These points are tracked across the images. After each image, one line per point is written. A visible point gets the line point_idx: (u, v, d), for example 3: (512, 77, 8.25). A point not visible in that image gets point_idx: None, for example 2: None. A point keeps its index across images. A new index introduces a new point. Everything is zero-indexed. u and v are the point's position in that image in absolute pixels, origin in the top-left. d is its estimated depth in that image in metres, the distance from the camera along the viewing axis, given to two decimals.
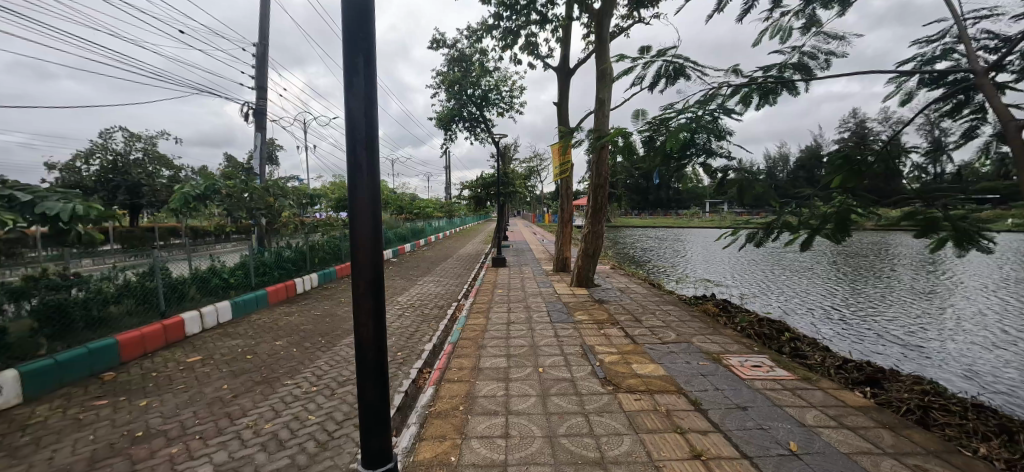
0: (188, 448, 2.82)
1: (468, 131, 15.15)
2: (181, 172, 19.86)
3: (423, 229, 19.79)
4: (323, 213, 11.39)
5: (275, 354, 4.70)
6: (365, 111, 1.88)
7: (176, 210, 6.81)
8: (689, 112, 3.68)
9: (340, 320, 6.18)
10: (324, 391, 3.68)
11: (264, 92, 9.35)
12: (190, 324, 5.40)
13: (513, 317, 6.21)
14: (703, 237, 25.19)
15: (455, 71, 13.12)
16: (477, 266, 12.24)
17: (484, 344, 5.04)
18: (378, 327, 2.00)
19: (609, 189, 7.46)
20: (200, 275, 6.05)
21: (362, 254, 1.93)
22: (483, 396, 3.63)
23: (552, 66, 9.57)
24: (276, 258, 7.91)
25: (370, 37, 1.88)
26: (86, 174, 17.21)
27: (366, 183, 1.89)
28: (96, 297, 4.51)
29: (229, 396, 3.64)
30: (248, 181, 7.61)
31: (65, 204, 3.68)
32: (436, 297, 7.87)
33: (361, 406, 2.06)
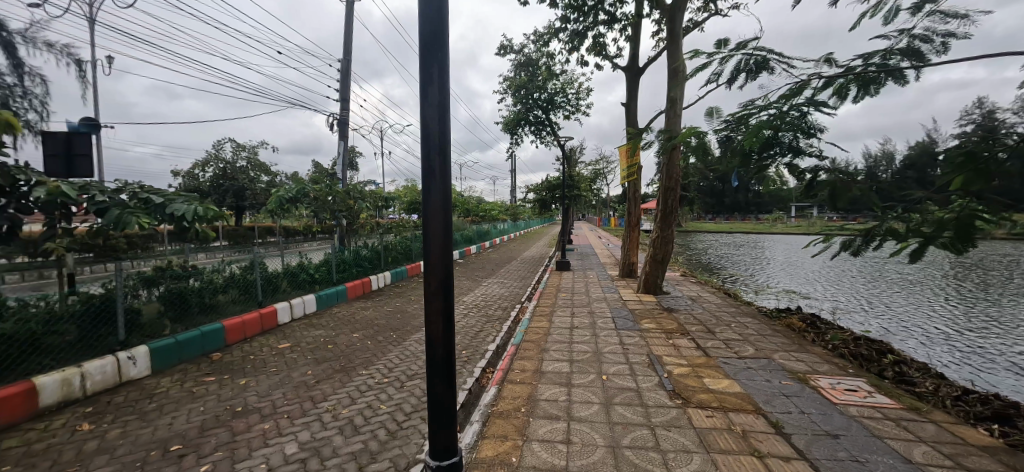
0: (278, 425, 3.11)
1: (534, 134, 15.26)
2: (276, 177, 22.10)
3: (489, 231, 20.23)
4: (397, 215, 12.06)
5: (351, 346, 5.05)
6: (439, 118, 1.96)
7: (272, 211, 7.60)
8: (772, 108, 3.42)
9: (410, 316, 6.50)
10: (394, 383, 3.88)
11: (347, 102, 10.13)
12: (281, 314, 5.97)
13: (577, 321, 6.13)
14: (787, 244, 23.17)
15: (522, 76, 13.30)
16: (541, 269, 12.27)
17: (546, 347, 5.04)
18: (448, 325, 2.07)
19: (681, 192, 7.11)
20: (290, 270, 6.68)
21: (434, 254, 2.01)
22: (545, 399, 3.62)
23: (620, 66, 9.36)
24: (355, 257, 8.52)
25: (444, 47, 1.96)
26: (202, 179, 19.72)
27: (440, 188, 1.97)
28: (208, 286, 5.15)
29: (312, 381, 3.97)
30: (332, 184, 8.28)
31: (190, 206, 4.29)
32: (500, 299, 8.01)
33: (431, 400, 2.15)
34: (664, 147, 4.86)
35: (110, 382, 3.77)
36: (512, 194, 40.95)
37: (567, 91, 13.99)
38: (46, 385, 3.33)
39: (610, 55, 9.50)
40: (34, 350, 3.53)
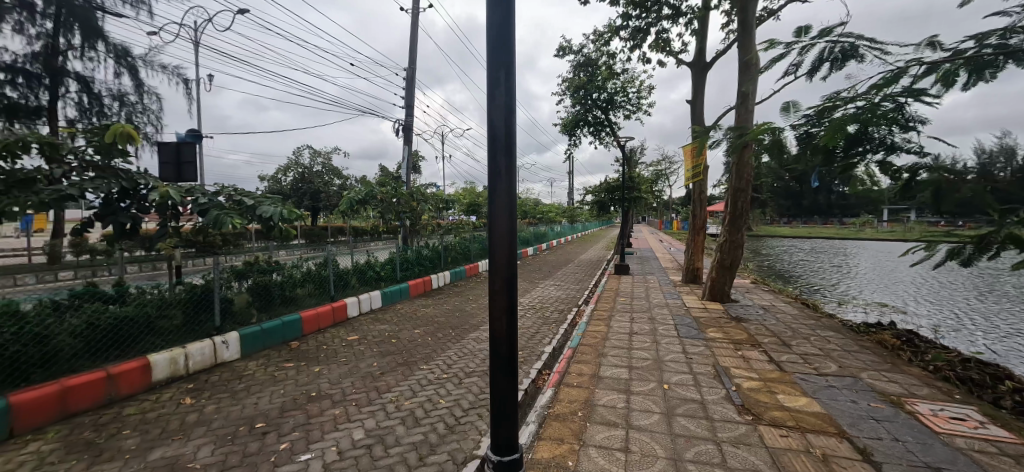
0: (347, 411, 3.31)
1: (593, 136, 15.04)
2: (348, 181, 23.61)
3: (546, 234, 20.20)
4: (457, 216, 12.41)
5: (413, 341, 5.26)
6: (505, 120, 1.99)
7: (344, 212, 8.13)
8: (859, 100, 3.12)
9: (468, 315, 6.64)
10: (453, 379, 3.99)
11: (412, 108, 10.59)
12: (350, 308, 6.35)
13: (637, 327, 5.94)
14: (877, 252, 20.91)
15: (581, 76, 13.16)
16: (599, 272, 12.04)
17: (604, 352, 4.93)
18: (511, 323, 2.10)
19: (752, 193, 6.66)
20: (359, 268, 7.11)
21: (499, 253, 2.04)
22: (603, 405, 3.55)
23: (685, 62, 8.97)
24: (417, 256, 8.87)
25: (511, 49, 1.99)
26: (284, 183, 21.53)
27: (506, 187, 2.01)
28: (289, 280, 5.61)
29: (377, 372, 4.19)
30: (397, 187, 8.69)
31: (276, 208, 4.72)
32: (557, 301, 7.97)
33: (493, 396, 2.18)
34: (735, 146, 4.58)
35: (207, 362, 4.21)
36: (570, 196, 40.60)
37: (627, 90, 13.64)
38: (157, 362, 3.78)
39: (674, 51, 9.13)
40: (149, 331, 4.03)
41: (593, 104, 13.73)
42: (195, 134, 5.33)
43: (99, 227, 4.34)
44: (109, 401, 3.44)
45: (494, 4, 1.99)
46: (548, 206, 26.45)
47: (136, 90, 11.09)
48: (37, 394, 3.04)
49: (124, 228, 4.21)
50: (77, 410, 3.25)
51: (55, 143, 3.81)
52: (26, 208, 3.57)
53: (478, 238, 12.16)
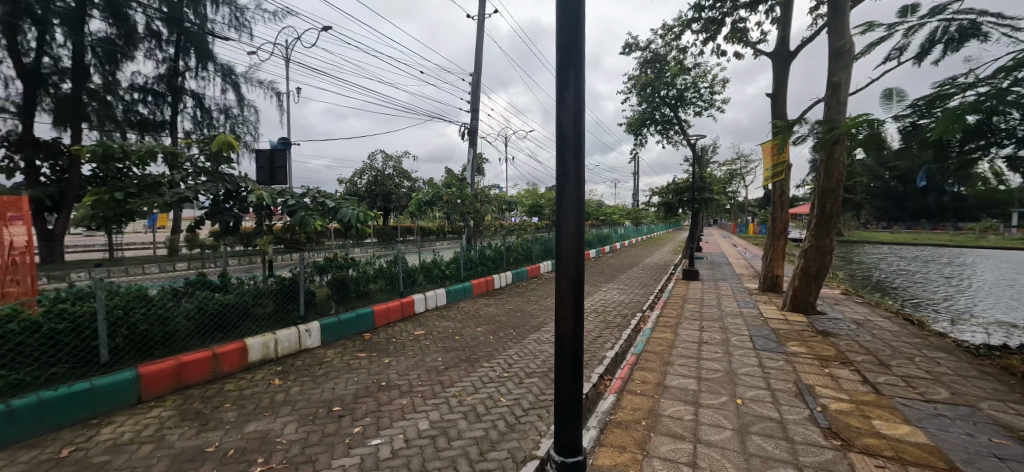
0: (413, 402, 3.46)
1: (660, 135, 14.47)
2: (416, 183, 24.75)
3: (609, 236, 19.77)
4: (519, 217, 12.52)
5: (476, 339, 5.38)
6: (574, 120, 1.98)
7: (412, 213, 8.52)
8: (982, 87, 2.74)
9: (529, 316, 6.67)
10: (513, 379, 4.02)
11: (477, 112, 10.86)
12: (417, 304, 6.64)
13: (707, 336, 5.62)
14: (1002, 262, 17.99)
15: (648, 74, 12.73)
16: (665, 277, 11.54)
17: (671, 360, 4.71)
18: (577, 324, 2.08)
19: (844, 194, 6.03)
20: (426, 266, 7.42)
21: (566, 254, 2.03)
22: (668, 416, 3.39)
23: (764, 53, 8.35)
24: (480, 256, 9.08)
25: (580, 50, 1.98)
26: (359, 186, 23.04)
27: (574, 188, 1.99)
28: (363, 276, 5.99)
29: (441, 367, 4.33)
30: (462, 188, 8.95)
31: (355, 212, 5.07)
32: (620, 305, 7.76)
33: (559, 397, 2.17)
34: (824, 143, 4.18)
35: (293, 348, 4.62)
36: (634, 197, 39.36)
37: (699, 86, 12.97)
38: (252, 345, 4.21)
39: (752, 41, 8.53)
40: (246, 317, 4.50)
41: (661, 102, 13.22)
42: (285, 143, 5.89)
43: (207, 224, 4.92)
44: (213, 377, 3.88)
45: (563, 5, 1.99)
46: (612, 207, 25.83)
47: (239, 104, 12.51)
48: (158, 367, 3.51)
49: (227, 226, 4.75)
50: (189, 383, 3.71)
51: (175, 152, 4.40)
52: (154, 207, 4.15)
53: (540, 240, 12.17)
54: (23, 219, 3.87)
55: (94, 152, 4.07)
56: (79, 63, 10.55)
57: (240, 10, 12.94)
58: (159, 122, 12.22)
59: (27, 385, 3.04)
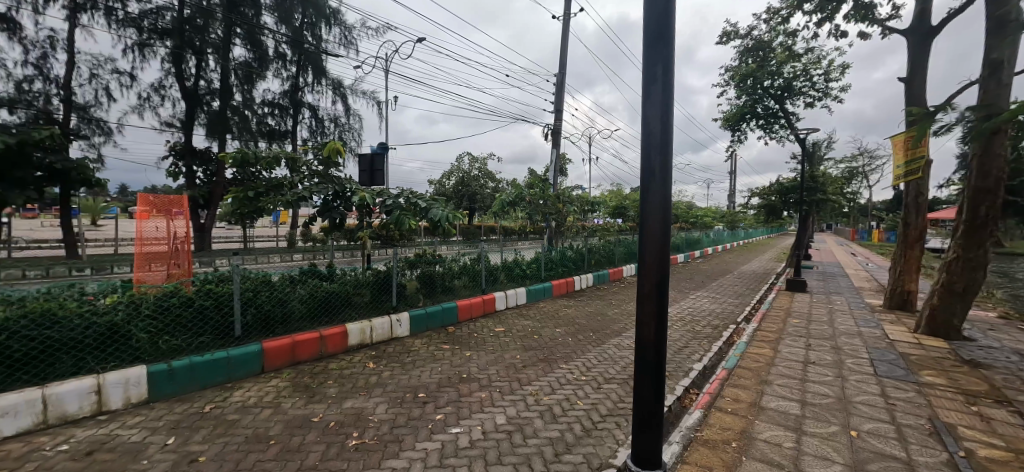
0: (491, 397, 3.57)
1: (762, 130, 13.23)
2: (500, 184, 25.44)
3: (699, 240, 18.53)
4: (602, 219, 12.25)
5: (554, 340, 5.38)
6: (661, 118, 1.90)
7: (496, 212, 8.78)
8: None
9: (610, 320, 6.50)
10: (591, 383, 3.96)
11: (561, 112, 10.84)
12: (499, 301, 6.83)
13: (814, 356, 5.02)
14: None
15: (749, 64, 11.70)
16: (765, 287, 10.52)
17: (769, 379, 4.29)
18: (660, 330, 2.00)
19: (1005, 197, 5.02)
20: (508, 264, 7.60)
21: (649, 256, 1.96)
22: (764, 440, 3.09)
23: (897, 31, 7.21)
24: (561, 257, 9.06)
25: (670, 42, 1.90)
26: (448, 186, 24.26)
27: (660, 188, 1.92)
28: (448, 272, 6.32)
29: (520, 364, 4.42)
30: (545, 189, 9.00)
31: (444, 213, 5.37)
32: (710, 315, 7.24)
33: (640, 405, 2.10)
34: (978, 134, 3.50)
35: (386, 335, 5.02)
36: (730, 198, 36.40)
37: (810, 74, 11.62)
38: (352, 330, 4.66)
39: (880, 18, 7.43)
40: (347, 304, 5.00)
41: (764, 94, 12.07)
42: (384, 148, 6.42)
43: (319, 221, 5.54)
44: (320, 355, 4.37)
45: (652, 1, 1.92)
46: (704, 209, 24.15)
47: (346, 113, 13.92)
48: (279, 344, 4.04)
49: (335, 222, 5.31)
50: (301, 360, 4.22)
51: (295, 157, 5.02)
52: (278, 205, 4.78)
53: (623, 242, 11.80)
54: (183, 214, 4.74)
55: (234, 157, 4.80)
56: (225, 83, 12.56)
57: (348, 29, 14.39)
58: (283, 131, 14.07)
59: (183, 349, 3.69)
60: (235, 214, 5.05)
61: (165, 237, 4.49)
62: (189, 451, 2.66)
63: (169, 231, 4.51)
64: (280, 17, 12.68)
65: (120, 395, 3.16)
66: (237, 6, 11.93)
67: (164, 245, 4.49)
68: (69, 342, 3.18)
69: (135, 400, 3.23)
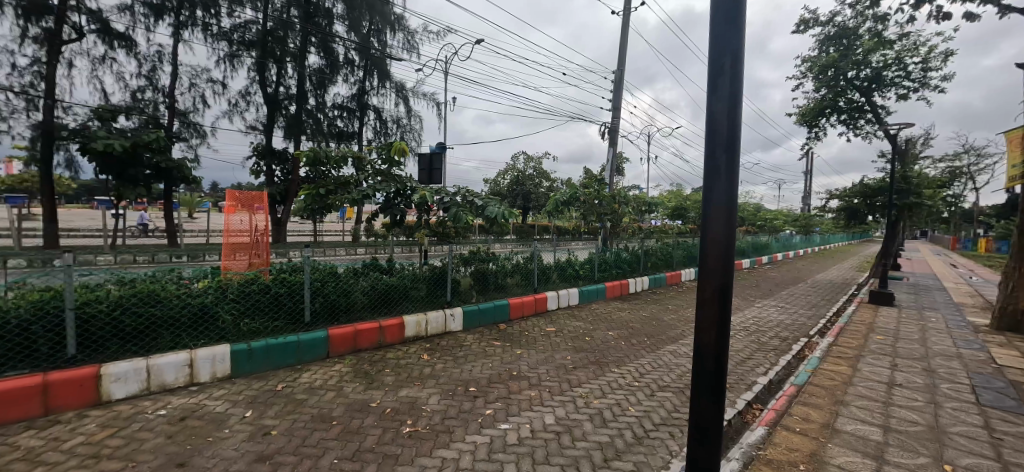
0: (541, 396, 3.58)
1: (844, 125, 12.11)
2: (555, 183, 25.34)
3: (768, 245, 17.31)
4: (660, 220, 11.82)
5: (606, 343, 5.27)
6: (729, 114, 1.79)
7: (550, 211, 8.75)
8: None
9: (666, 326, 6.26)
10: (644, 389, 3.85)
11: (619, 110, 10.58)
12: (550, 301, 6.81)
13: (900, 377, 4.52)
14: None
15: (831, 53, 10.76)
16: (844, 299, 9.61)
17: (845, 399, 3.93)
18: (722, 337, 1.90)
19: None
20: (561, 264, 7.56)
21: (711, 260, 1.87)
22: (838, 466, 2.84)
23: (1016, 9, 6.30)
24: (615, 258, 8.86)
25: (740, 32, 1.79)
26: (503, 185, 24.54)
27: (726, 187, 1.80)
28: (501, 270, 6.41)
29: (571, 365, 4.39)
30: (600, 189, 8.83)
31: (500, 210, 5.45)
32: (778, 326, 6.75)
33: (696, 417, 2.01)
34: None
35: (440, 329, 5.19)
36: (804, 200, 33.66)
37: (904, 61, 10.46)
38: (409, 322, 4.87)
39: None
40: (405, 297, 5.22)
41: (848, 85, 11.03)
42: (442, 147, 6.64)
43: (381, 217, 5.82)
44: (379, 344, 4.61)
45: None
46: (774, 211, 22.54)
47: (408, 115, 14.55)
48: (343, 331, 4.31)
49: (396, 218, 5.54)
50: (362, 347, 4.48)
51: (361, 156, 5.33)
52: (345, 202, 5.09)
53: (682, 245, 11.30)
54: (263, 209, 5.19)
55: (308, 156, 5.17)
56: (301, 89, 13.58)
57: (411, 34, 14.96)
58: (351, 133, 14.83)
59: (260, 332, 4.04)
60: (306, 210, 5.43)
61: (248, 229, 4.95)
62: (263, 424, 2.91)
63: (251, 224, 4.96)
64: (350, 25, 13.55)
65: (208, 370, 3.53)
66: (313, 17, 13.11)
67: (247, 237, 4.95)
68: (168, 319, 3.59)
69: (220, 374, 3.59)
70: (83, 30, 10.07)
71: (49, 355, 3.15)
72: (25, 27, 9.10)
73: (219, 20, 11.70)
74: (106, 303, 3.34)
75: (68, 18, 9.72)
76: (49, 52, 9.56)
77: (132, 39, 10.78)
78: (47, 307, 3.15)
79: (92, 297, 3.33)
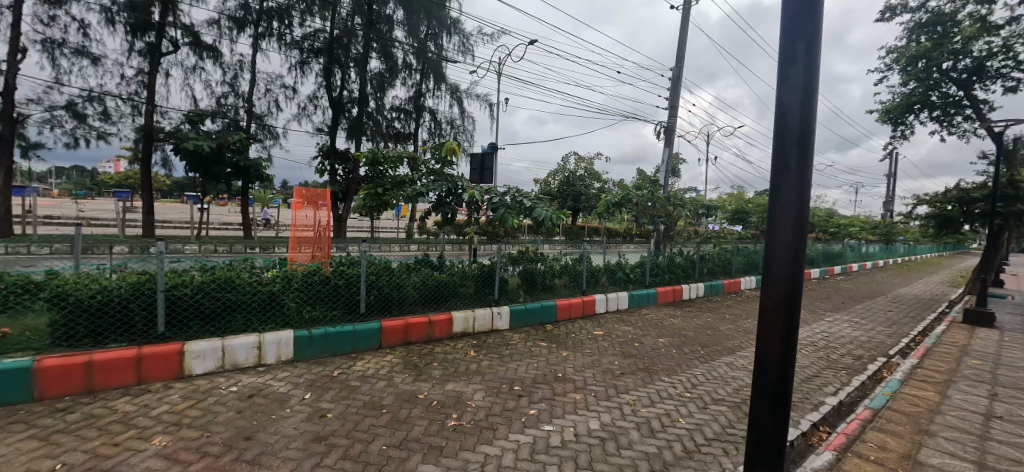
0: (586, 400, 3.52)
1: (937, 122, 10.89)
2: (606, 184, 24.85)
3: (841, 253, 15.89)
4: (719, 224, 11.23)
5: (656, 350, 5.09)
6: (801, 105, 1.66)
7: (601, 213, 8.59)
8: None
9: (722, 336, 5.93)
10: (697, 401, 3.67)
11: (676, 108, 10.19)
12: (598, 304, 6.69)
13: (1001, 408, 3.98)
14: None
15: (922, 42, 9.73)
16: (932, 317, 8.61)
17: (931, 429, 3.52)
18: (788, 348, 1.77)
19: None
20: (611, 267, 7.39)
21: (777, 267, 1.74)
22: None
23: None
24: (668, 263, 8.54)
25: (816, 15, 1.65)
26: (553, 186, 24.42)
27: (795, 186, 1.67)
28: (549, 270, 6.40)
29: (618, 371, 4.28)
30: (654, 190, 8.52)
31: (548, 213, 5.44)
32: (850, 342, 6.19)
33: (754, 434, 1.89)
34: None
35: (487, 326, 5.26)
36: (886, 206, 30.58)
37: (1013, 49, 9.23)
38: (457, 318, 4.97)
39: None
40: (454, 293, 5.35)
41: (942, 78, 9.91)
42: (494, 147, 6.74)
43: (433, 215, 5.98)
44: (428, 338, 4.75)
45: None
46: (849, 218, 20.64)
47: (461, 116, 14.89)
48: (395, 323, 4.49)
49: (447, 217, 5.67)
50: (413, 340, 4.64)
51: (415, 156, 5.51)
52: (399, 200, 5.30)
53: (743, 250, 10.65)
54: (325, 206, 5.53)
55: (367, 156, 5.44)
56: (363, 92, 14.30)
57: (466, 37, 15.28)
58: (407, 134, 15.39)
59: (320, 320, 4.31)
60: (365, 207, 5.73)
61: (312, 225, 5.29)
62: (320, 407, 3.09)
63: (314, 220, 5.30)
64: (409, 30, 14.09)
65: (274, 352, 3.81)
66: (375, 24, 13.76)
67: (311, 232, 5.30)
68: (241, 304, 3.91)
69: (285, 358, 3.87)
70: (179, 43, 11.23)
71: (143, 331, 3.54)
72: (133, 42, 10.35)
73: (292, 30, 12.74)
74: (189, 286, 3.69)
75: (166, 33, 10.87)
76: (151, 63, 10.79)
77: (218, 49, 11.89)
78: (142, 288, 3.53)
79: (179, 281, 3.69)
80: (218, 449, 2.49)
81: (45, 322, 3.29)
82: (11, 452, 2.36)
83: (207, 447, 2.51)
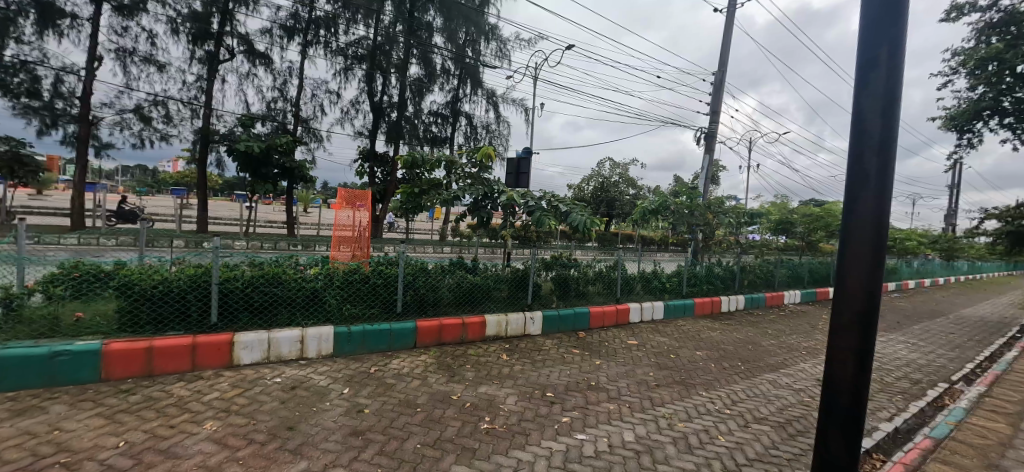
0: (620, 410, 3.46)
1: (1010, 129, 10.06)
2: (641, 191, 24.41)
3: (894, 269, 14.88)
4: (761, 234, 10.79)
5: (694, 363, 4.94)
6: (884, 109, 1.57)
7: (637, 219, 8.42)
8: None
9: (764, 352, 5.67)
10: (737, 419, 3.52)
11: (717, 115, 9.88)
12: (632, 313, 6.56)
13: None
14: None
15: (993, 43, 9.04)
16: (1001, 341, 7.88)
17: (1001, 464, 3.22)
18: (861, 371, 1.68)
19: None
20: (646, 276, 7.24)
21: (852, 282, 1.65)
22: None
23: None
24: (706, 273, 8.26)
25: (900, 15, 1.56)
26: (587, 191, 24.22)
27: (874, 196, 1.58)
28: (583, 277, 6.32)
29: (653, 383, 4.17)
30: (693, 198, 8.25)
31: (583, 218, 5.41)
32: (906, 365, 5.77)
33: (820, 457, 1.81)
34: None
35: (520, 331, 5.27)
36: (947, 219, 28.44)
37: None
38: (489, 321, 5.01)
39: None
40: (488, 296, 5.38)
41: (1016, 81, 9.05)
42: (531, 152, 6.77)
43: (468, 218, 6.04)
44: (461, 340, 4.80)
45: None
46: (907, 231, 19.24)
47: (496, 121, 15.08)
48: (429, 324, 4.57)
49: (482, 220, 5.70)
50: (446, 341, 4.69)
51: (453, 160, 5.60)
52: (435, 202, 5.39)
53: (786, 263, 10.18)
54: (365, 206, 5.53)
55: (406, 159, 5.58)
56: (402, 97, 14.69)
57: (503, 42, 15.47)
58: (444, 138, 15.64)
59: (359, 317, 4.45)
60: (402, 209, 5.85)
61: (352, 225, 5.47)
62: (357, 402, 3.17)
63: (354, 220, 5.45)
64: (447, 36, 14.39)
65: (315, 347, 3.96)
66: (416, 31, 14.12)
67: (351, 232, 5.47)
68: (286, 299, 4.09)
69: (324, 352, 4.01)
70: (234, 51, 11.94)
71: (197, 321, 3.75)
72: (194, 51, 11.12)
73: (338, 38, 13.35)
74: (241, 280, 3.89)
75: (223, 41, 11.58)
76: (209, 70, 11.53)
77: (269, 56, 12.58)
78: (199, 281, 3.76)
79: (231, 275, 3.89)
80: (263, 437, 2.60)
81: (113, 308, 3.55)
82: (81, 428, 2.56)
83: (252, 435, 2.62)
